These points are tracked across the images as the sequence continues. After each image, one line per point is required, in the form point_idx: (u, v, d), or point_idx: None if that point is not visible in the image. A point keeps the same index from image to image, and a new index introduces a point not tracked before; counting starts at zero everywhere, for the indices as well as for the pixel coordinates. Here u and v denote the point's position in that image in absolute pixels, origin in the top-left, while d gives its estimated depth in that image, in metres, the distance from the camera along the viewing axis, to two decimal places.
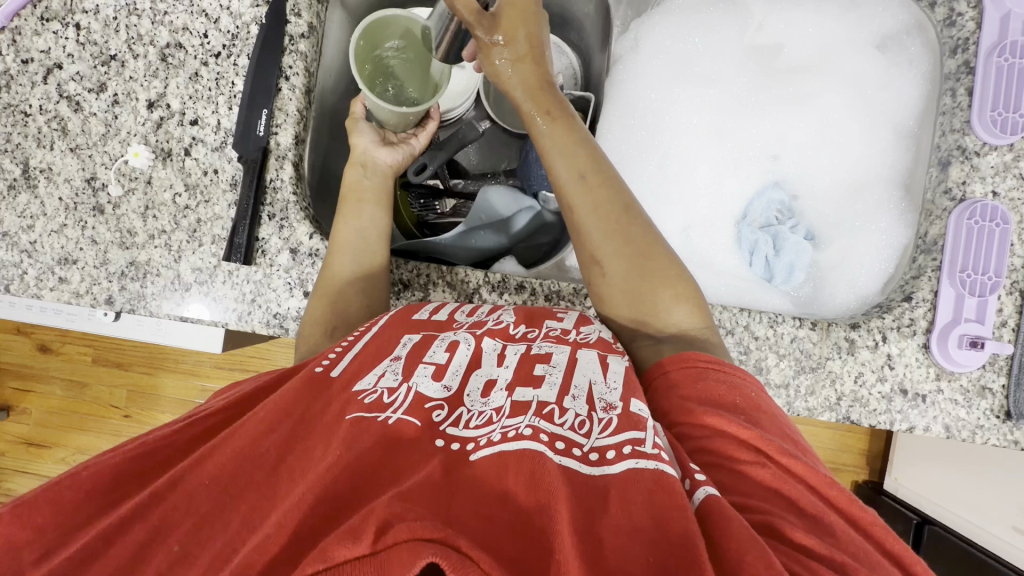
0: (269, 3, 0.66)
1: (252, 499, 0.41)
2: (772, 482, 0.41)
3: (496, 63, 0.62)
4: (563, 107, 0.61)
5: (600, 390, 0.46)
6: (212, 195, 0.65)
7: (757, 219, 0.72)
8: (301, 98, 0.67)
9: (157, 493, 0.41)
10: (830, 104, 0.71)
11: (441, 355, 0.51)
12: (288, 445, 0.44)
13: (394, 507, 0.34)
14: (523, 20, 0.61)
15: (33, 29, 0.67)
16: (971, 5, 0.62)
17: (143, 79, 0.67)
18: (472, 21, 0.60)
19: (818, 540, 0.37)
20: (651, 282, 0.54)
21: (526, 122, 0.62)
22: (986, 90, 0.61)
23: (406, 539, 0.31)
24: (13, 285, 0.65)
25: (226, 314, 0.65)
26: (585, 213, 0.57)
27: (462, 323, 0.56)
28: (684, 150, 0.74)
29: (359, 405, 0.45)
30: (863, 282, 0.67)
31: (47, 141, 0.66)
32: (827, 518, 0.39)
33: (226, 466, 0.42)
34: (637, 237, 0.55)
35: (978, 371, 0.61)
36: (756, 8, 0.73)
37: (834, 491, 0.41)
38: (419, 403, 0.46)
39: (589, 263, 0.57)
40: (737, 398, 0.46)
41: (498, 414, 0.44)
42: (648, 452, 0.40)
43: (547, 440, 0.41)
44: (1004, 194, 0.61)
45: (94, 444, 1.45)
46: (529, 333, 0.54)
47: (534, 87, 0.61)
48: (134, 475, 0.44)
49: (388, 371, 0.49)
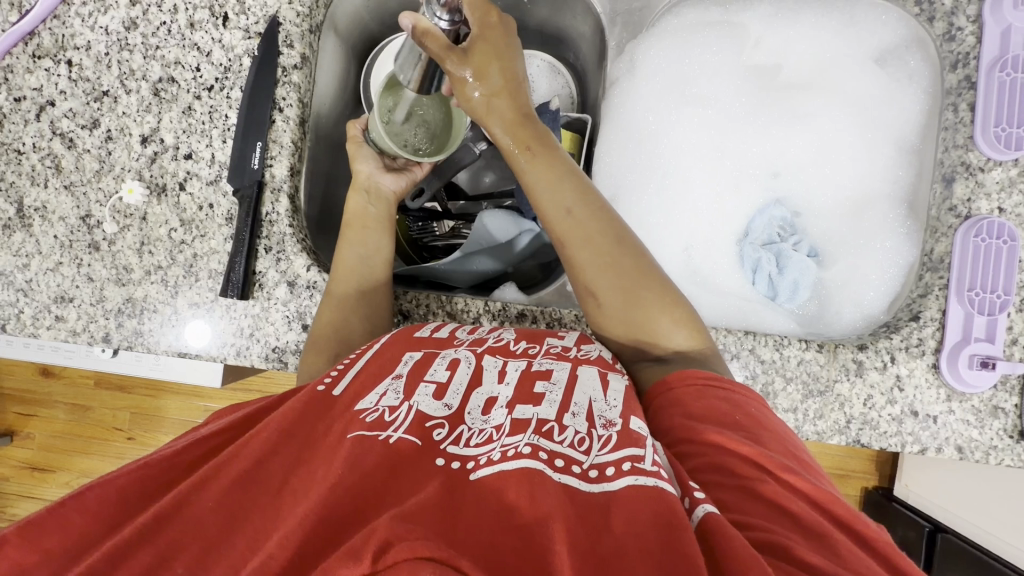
0: (261, 34, 0.65)
1: (259, 523, 0.39)
2: (776, 499, 0.39)
3: (471, 101, 0.58)
4: (543, 140, 0.58)
5: (600, 407, 0.45)
6: (207, 229, 0.65)
7: (759, 236, 0.71)
8: (295, 129, 0.66)
9: (160, 516, 0.39)
10: (830, 122, 0.70)
11: (442, 374, 0.50)
12: (294, 466, 0.43)
13: (396, 527, 0.33)
14: (495, 54, 0.56)
15: (25, 67, 0.67)
16: (970, 20, 0.62)
17: (136, 113, 0.66)
18: (440, 56, 0.55)
19: (823, 557, 0.35)
20: (648, 310, 0.53)
21: (507, 158, 0.59)
22: (989, 106, 0.61)
23: (406, 558, 0.31)
24: (9, 324, 0.65)
25: (224, 348, 0.64)
26: (577, 247, 0.55)
27: (462, 341, 0.55)
28: (685, 171, 0.73)
29: (361, 424, 0.44)
30: (870, 300, 0.66)
31: (41, 179, 0.66)
32: (831, 535, 0.37)
33: (233, 487, 0.41)
34: (633, 269, 0.54)
35: (989, 392, 0.60)
36: (753, 27, 0.72)
37: (841, 507, 0.40)
38: (420, 422, 0.45)
39: (584, 294, 0.55)
40: (738, 415, 0.45)
41: (498, 432, 0.43)
42: (647, 469, 0.39)
43: (547, 458, 0.41)
44: (1010, 210, 0.60)
45: (99, 468, 1.45)
46: (530, 349, 0.53)
47: (513, 121, 0.58)
48: (139, 497, 0.43)
49: (389, 390, 0.48)
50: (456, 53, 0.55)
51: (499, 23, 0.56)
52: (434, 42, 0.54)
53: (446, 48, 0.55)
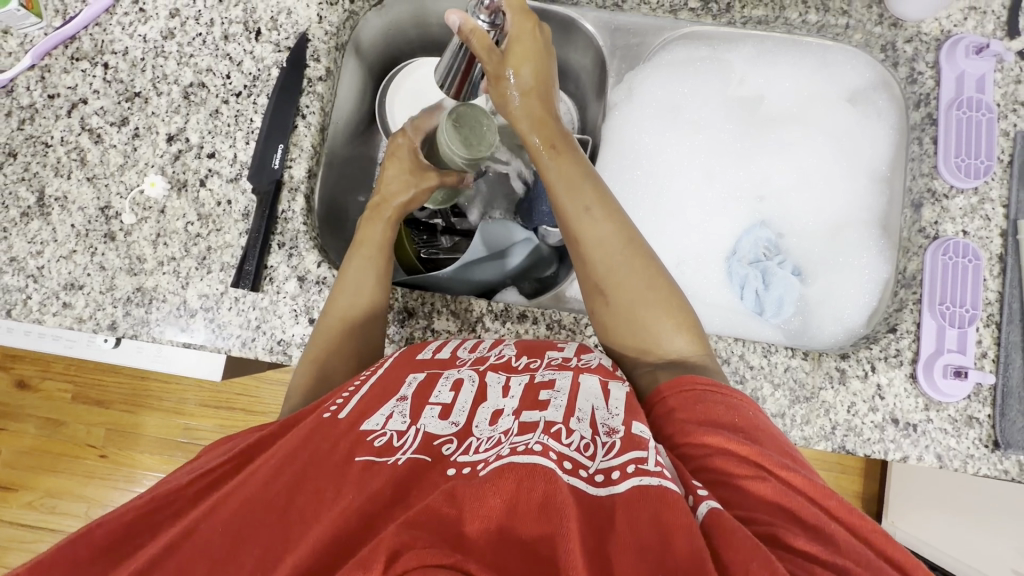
0: (290, 49, 0.71)
1: (265, 546, 0.39)
2: (772, 496, 0.41)
3: (505, 95, 0.64)
4: (567, 141, 0.63)
5: (602, 414, 0.46)
6: (223, 224, 0.67)
7: (746, 256, 0.76)
8: (315, 134, 0.70)
9: (171, 545, 0.41)
10: (809, 152, 0.77)
11: (446, 396, 0.50)
12: (297, 487, 0.42)
13: (403, 535, 0.32)
14: (530, 55, 0.63)
15: (62, 67, 0.71)
16: (929, 65, 0.70)
17: (165, 114, 0.70)
18: (482, 56, 0.62)
19: (821, 547, 0.37)
20: (654, 313, 0.55)
21: (530, 154, 0.63)
22: (949, 139, 0.68)
23: (417, 566, 0.30)
24: (15, 308, 0.66)
25: (229, 340, 0.65)
26: (590, 245, 0.57)
27: (465, 360, 0.55)
28: (676, 191, 0.79)
29: (369, 449, 0.45)
30: (850, 314, 0.71)
31: (65, 171, 0.69)
32: (826, 526, 0.39)
33: (240, 513, 0.41)
34: (638, 269, 0.56)
35: (964, 402, 0.63)
36: (738, 65, 0.79)
37: (835, 502, 0.41)
38: (428, 442, 0.45)
39: (592, 293, 0.58)
40: (737, 418, 0.46)
41: (507, 435, 0.43)
42: (651, 470, 0.39)
43: (557, 458, 0.40)
44: (973, 233, 0.66)
45: (65, 487, 1.38)
46: (532, 363, 0.53)
47: (540, 120, 0.63)
48: (150, 526, 0.44)
49: (396, 412, 0.48)
50: (496, 57, 0.62)
51: (536, 29, 0.62)
52: (479, 40, 0.61)
53: (488, 49, 0.61)
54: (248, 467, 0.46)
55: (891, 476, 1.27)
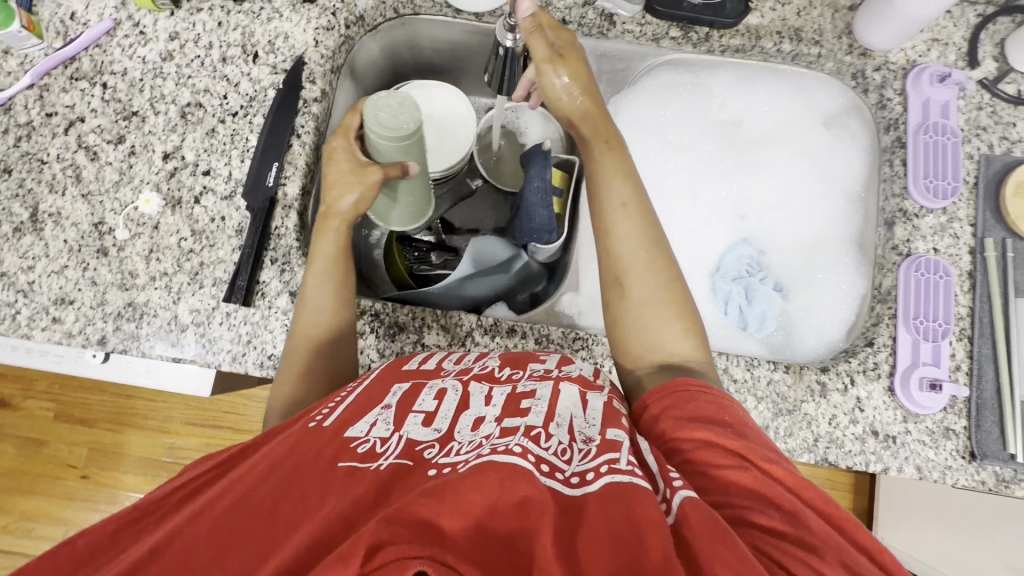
0: (286, 72, 0.73)
1: (248, 548, 0.39)
2: (753, 483, 0.42)
3: (557, 92, 0.64)
4: (616, 134, 0.65)
5: (580, 423, 0.46)
6: (217, 240, 0.68)
7: (729, 272, 0.79)
8: (309, 153, 0.72)
9: (153, 552, 0.40)
10: (787, 172, 0.81)
11: (430, 404, 0.51)
12: (283, 492, 0.42)
13: (383, 531, 0.32)
14: (577, 53, 0.64)
15: (61, 86, 0.72)
16: (897, 92, 0.74)
17: (162, 133, 0.71)
18: (541, 58, 0.63)
19: (794, 532, 0.38)
20: (668, 312, 0.56)
21: (582, 146, 0.65)
22: (917, 162, 0.71)
23: (395, 559, 0.31)
24: (4, 323, 0.66)
25: (220, 355, 0.66)
26: (619, 235, 0.59)
27: (450, 370, 0.56)
28: (661, 209, 0.81)
29: (353, 455, 0.45)
30: (829, 329, 0.74)
31: (60, 187, 0.69)
32: (803, 512, 0.40)
33: (223, 520, 0.41)
34: (659, 267, 0.58)
35: (940, 414, 0.65)
36: (718, 90, 0.82)
37: (814, 493, 0.42)
38: (410, 447, 0.46)
39: (612, 285, 0.59)
40: (726, 415, 0.47)
41: (488, 438, 0.44)
42: (623, 467, 0.41)
43: (535, 461, 0.40)
44: (943, 251, 0.69)
45: (44, 509, 1.35)
46: (515, 374, 0.54)
47: (593, 114, 0.64)
48: (132, 535, 0.43)
49: (380, 420, 0.49)
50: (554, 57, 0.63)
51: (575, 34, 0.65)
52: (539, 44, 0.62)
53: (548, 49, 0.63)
54: (234, 472, 0.46)
55: (879, 492, 1.27)
